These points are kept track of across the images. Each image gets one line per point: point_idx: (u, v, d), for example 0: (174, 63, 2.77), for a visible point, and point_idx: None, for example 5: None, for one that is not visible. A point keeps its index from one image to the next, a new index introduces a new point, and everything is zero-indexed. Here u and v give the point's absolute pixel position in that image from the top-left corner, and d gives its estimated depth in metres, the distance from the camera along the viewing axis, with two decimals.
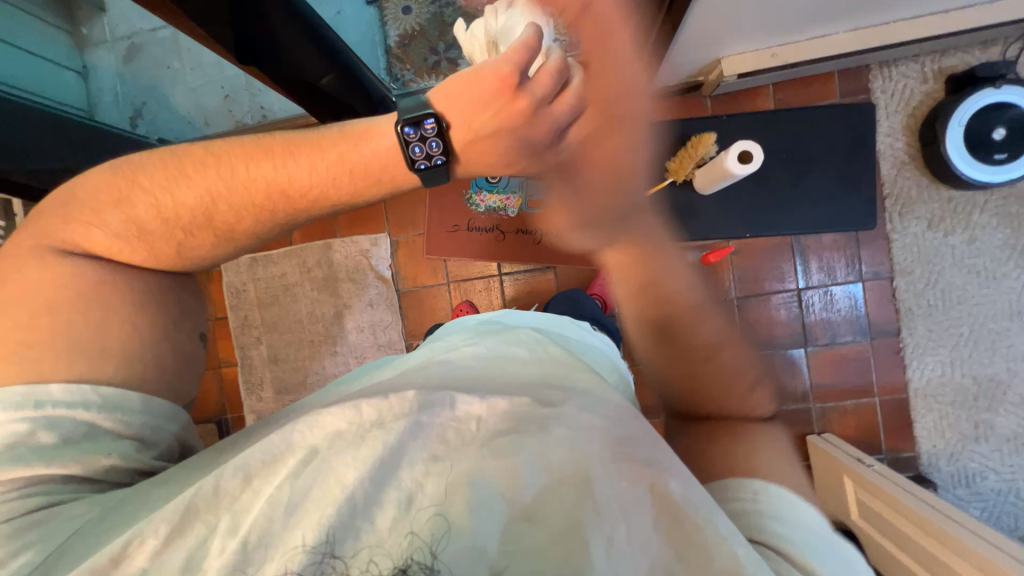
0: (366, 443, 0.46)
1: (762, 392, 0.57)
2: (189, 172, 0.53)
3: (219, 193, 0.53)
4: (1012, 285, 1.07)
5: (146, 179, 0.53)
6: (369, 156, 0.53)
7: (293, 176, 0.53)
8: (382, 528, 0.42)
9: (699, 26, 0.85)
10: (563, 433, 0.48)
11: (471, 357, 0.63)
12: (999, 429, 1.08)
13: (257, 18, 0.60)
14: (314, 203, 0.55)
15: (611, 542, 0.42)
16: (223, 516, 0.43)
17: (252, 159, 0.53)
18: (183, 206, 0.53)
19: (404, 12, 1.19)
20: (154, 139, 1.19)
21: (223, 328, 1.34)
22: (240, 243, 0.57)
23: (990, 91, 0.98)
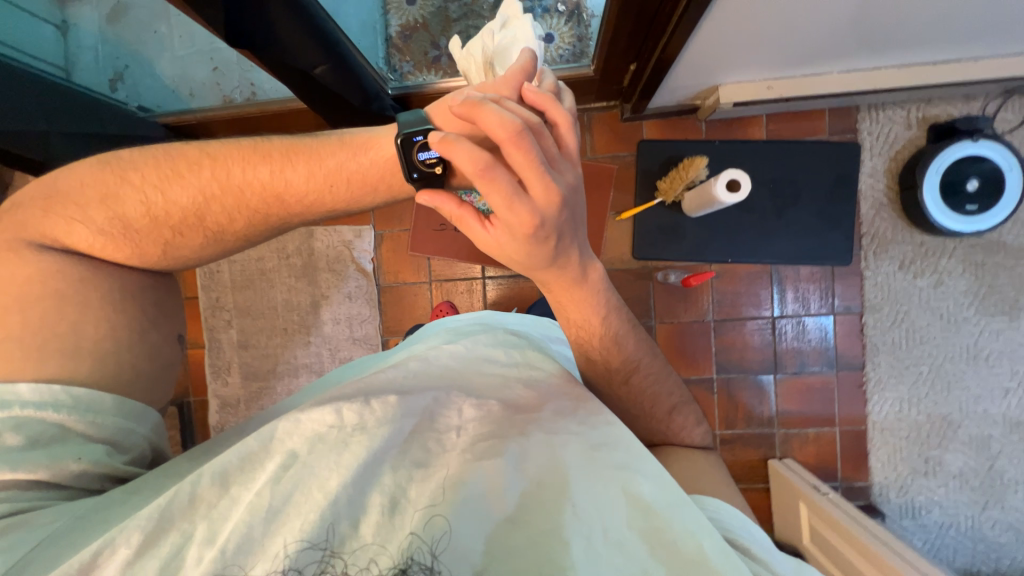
0: (350, 448, 0.44)
1: (678, 415, 0.71)
2: (183, 171, 0.51)
3: (213, 193, 0.51)
4: (971, 330, 1.11)
5: (137, 175, 0.51)
6: (367, 163, 0.51)
7: (288, 180, 0.51)
8: (367, 533, 0.41)
9: (700, 50, 0.86)
10: (540, 444, 0.49)
11: (448, 359, 0.61)
12: (947, 466, 1.13)
13: (254, 8, 0.57)
14: (308, 206, 0.53)
15: (593, 540, 0.43)
16: (200, 524, 0.40)
17: (249, 162, 0.52)
18: (174, 205, 0.51)
19: (408, 3, 1.17)
20: (133, 106, 1.14)
21: (193, 308, 1.30)
22: (230, 244, 0.55)
23: (967, 144, 1.02)
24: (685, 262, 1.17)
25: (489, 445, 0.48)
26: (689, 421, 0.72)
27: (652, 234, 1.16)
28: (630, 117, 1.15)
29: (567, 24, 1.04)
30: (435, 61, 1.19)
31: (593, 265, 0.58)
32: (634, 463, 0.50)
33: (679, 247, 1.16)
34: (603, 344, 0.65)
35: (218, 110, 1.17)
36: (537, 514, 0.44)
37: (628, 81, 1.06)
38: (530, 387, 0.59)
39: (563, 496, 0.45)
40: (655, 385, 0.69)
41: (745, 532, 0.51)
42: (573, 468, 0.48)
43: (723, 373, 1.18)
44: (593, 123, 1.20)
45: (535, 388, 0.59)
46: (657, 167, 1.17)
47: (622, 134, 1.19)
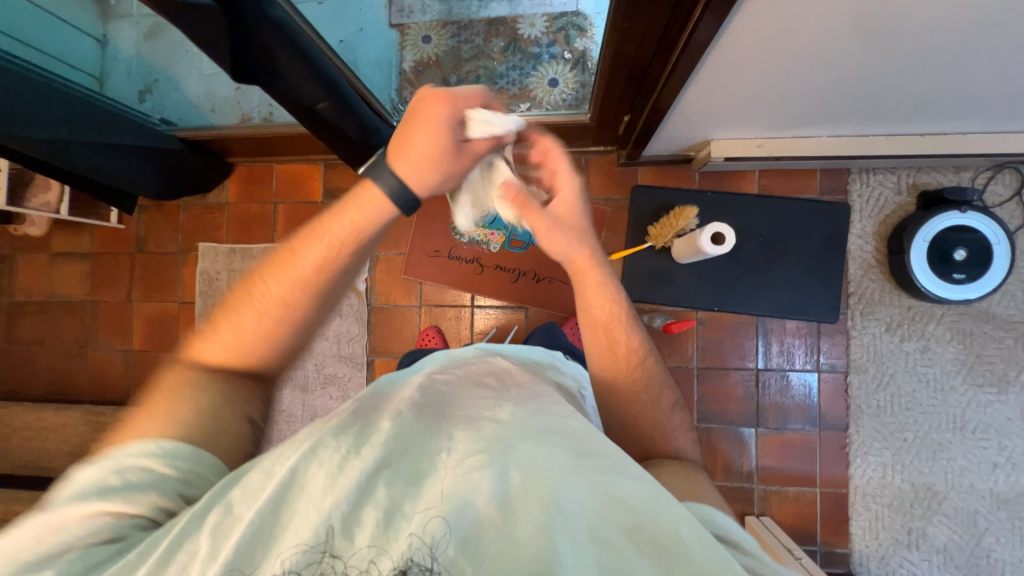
0: (345, 472, 0.45)
1: (681, 429, 0.73)
2: (231, 311, 0.60)
3: (258, 305, 0.59)
4: (959, 399, 1.10)
5: (206, 335, 0.61)
6: (353, 229, 0.58)
7: (307, 257, 0.58)
8: (361, 543, 0.42)
9: (690, 108, 0.89)
10: (526, 452, 0.49)
11: (442, 387, 0.62)
12: (931, 539, 1.09)
13: (259, 50, 0.62)
14: (338, 272, 0.59)
15: (581, 543, 0.42)
16: (203, 542, 0.43)
17: (272, 270, 0.60)
18: (238, 331, 0.59)
19: (423, 41, 1.19)
20: (157, 118, 1.19)
21: (189, 312, 1.33)
22: (292, 332, 0.60)
23: (955, 214, 1.03)
24: (672, 307, 1.18)
25: (480, 458, 0.48)
26: (673, 448, 0.71)
27: (640, 276, 1.18)
28: (626, 163, 1.19)
29: (573, 71, 1.11)
30: None
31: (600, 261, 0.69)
32: (619, 464, 0.49)
33: (666, 292, 1.17)
34: (607, 335, 0.70)
35: (235, 128, 1.21)
36: (523, 521, 0.44)
37: (623, 131, 1.10)
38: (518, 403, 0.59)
39: (549, 503, 0.45)
40: (636, 405, 0.71)
41: (740, 534, 0.52)
42: (558, 472, 0.47)
43: (704, 422, 1.17)
44: (590, 165, 1.25)
45: (525, 404, 0.58)
46: (649, 212, 1.19)
47: (617, 178, 1.23)
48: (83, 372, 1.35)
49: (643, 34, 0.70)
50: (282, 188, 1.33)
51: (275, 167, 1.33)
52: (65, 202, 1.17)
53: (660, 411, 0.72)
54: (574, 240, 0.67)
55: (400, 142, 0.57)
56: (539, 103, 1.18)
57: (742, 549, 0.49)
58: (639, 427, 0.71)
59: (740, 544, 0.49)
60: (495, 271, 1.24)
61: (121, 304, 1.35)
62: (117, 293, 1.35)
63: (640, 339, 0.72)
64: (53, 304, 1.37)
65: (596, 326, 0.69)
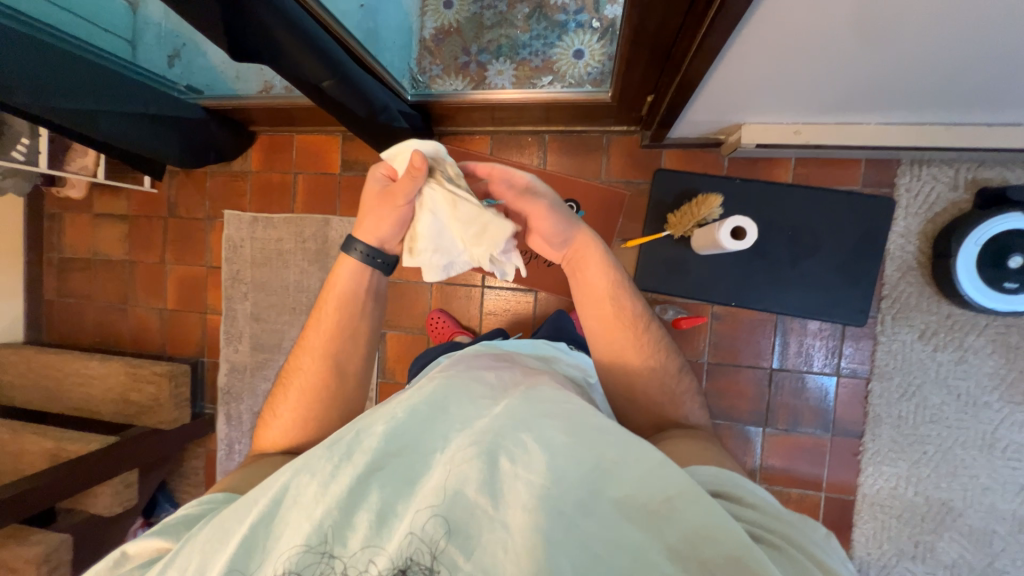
0: (335, 479, 0.47)
1: (687, 398, 0.73)
2: (289, 388, 0.76)
3: (308, 371, 0.75)
4: (991, 416, 1.03)
5: (276, 415, 0.75)
6: (339, 294, 0.76)
7: (323, 323, 0.76)
8: (357, 545, 0.44)
9: (717, 92, 0.82)
10: (515, 439, 0.48)
11: (441, 380, 0.58)
12: (939, 554, 1.06)
13: (256, 27, 0.59)
14: (350, 321, 0.76)
15: (569, 522, 0.43)
16: (194, 559, 0.47)
17: (306, 344, 0.77)
18: (302, 394, 0.74)
19: (445, 6, 1.11)
20: (183, 86, 1.16)
21: (216, 277, 1.40)
22: (344, 370, 0.76)
23: (1016, 216, 0.92)
24: (686, 299, 1.14)
25: (470, 449, 0.47)
26: (682, 414, 0.72)
27: (655, 266, 1.14)
28: (649, 144, 1.13)
29: (600, 42, 1.00)
30: (463, 67, 1.15)
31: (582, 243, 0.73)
32: (610, 434, 0.49)
33: (681, 284, 1.13)
34: (611, 304, 0.72)
35: (256, 99, 1.19)
36: (513, 509, 0.44)
37: (647, 111, 1.03)
38: (515, 389, 0.57)
39: (540, 490, 0.44)
40: (644, 374, 0.72)
41: (743, 487, 0.52)
42: (549, 455, 0.46)
43: (710, 417, 1.15)
44: (611, 145, 1.19)
45: (523, 391, 0.56)
46: (671, 198, 1.14)
47: (639, 161, 1.17)
48: (124, 327, 1.46)
49: (664, 11, 0.64)
50: (302, 158, 1.34)
51: (296, 137, 1.34)
52: (101, 167, 1.23)
53: (666, 376, 0.73)
54: (551, 218, 0.70)
55: (367, 224, 0.70)
56: (562, 76, 1.09)
57: (741, 502, 0.51)
58: (646, 398, 0.72)
59: (744, 500, 0.51)
60: None
61: (156, 266, 1.43)
62: (151, 255, 1.43)
63: (640, 305, 0.74)
64: (96, 263, 1.47)
65: (598, 298, 0.72)
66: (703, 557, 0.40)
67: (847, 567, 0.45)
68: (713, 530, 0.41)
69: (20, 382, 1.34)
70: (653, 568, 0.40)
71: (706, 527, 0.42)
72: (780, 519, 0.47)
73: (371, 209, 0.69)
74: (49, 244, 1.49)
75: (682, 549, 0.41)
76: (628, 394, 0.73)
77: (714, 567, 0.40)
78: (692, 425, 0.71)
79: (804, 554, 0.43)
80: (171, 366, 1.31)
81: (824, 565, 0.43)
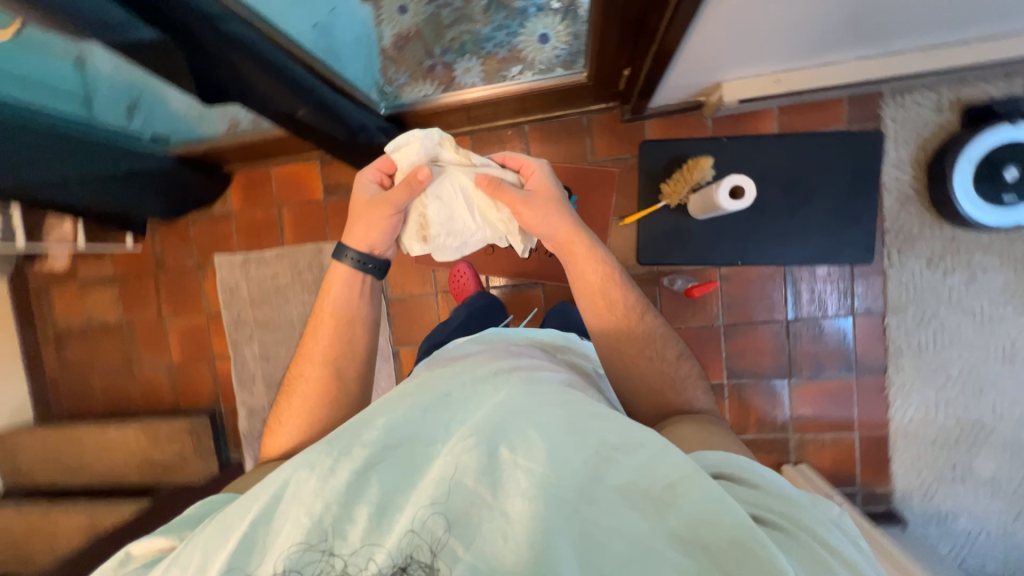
0: (335, 474, 0.46)
1: (694, 385, 0.73)
2: (291, 397, 0.74)
3: (310, 376, 0.73)
4: (1008, 330, 1.04)
5: (278, 427, 0.72)
6: (334, 297, 0.75)
7: (321, 328, 0.75)
8: (356, 540, 0.43)
9: (694, 53, 0.80)
10: (516, 426, 0.47)
11: (444, 375, 0.59)
12: (977, 472, 1.07)
13: (225, 68, 0.56)
14: (348, 324, 0.75)
15: (573, 508, 0.42)
16: (194, 557, 0.45)
17: (306, 350, 0.76)
18: (305, 401, 0.72)
19: (399, 12, 0.99)
20: (147, 136, 1.09)
21: (217, 323, 1.37)
22: (346, 375, 0.74)
23: (1005, 128, 0.92)
24: (692, 266, 1.14)
25: (470, 439, 0.46)
26: (687, 401, 0.71)
27: (656, 238, 1.13)
28: (631, 118, 1.12)
29: (564, 22, 0.96)
30: (430, 71, 1.10)
31: (581, 238, 0.72)
32: (612, 421, 0.48)
33: (685, 252, 1.12)
34: (604, 295, 0.72)
35: (226, 139, 1.17)
36: (513, 494, 0.43)
37: (624, 85, 1.01)
38: (517, 376, 0.56)
39: (539, 475, 0.43)
40: (642, 362, 0.72)
41: (753, 466, 0.51)
42: (548, 441, 0.46)
43: (734, 378, 1.15)
44: (593, 125, 1.17)
45: (525, 378, 0.56)
46: (661, 168, 1.13)
47: (623, 135, 1.15)
48: (134, 389, 1.44)
49: None
50: (283, 190, 1.31)
51: (273, 169, 1.31)
52: (80, 233, 1.20)
53: (666, 364, 0.72)
54: (555, 211, 0.71)
55: (359, 232, 0.72)
56: (530, 64, 1.07)
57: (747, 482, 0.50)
58: (649, 387, 0.72)
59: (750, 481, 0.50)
60: (505, 250, 1.22)
61: (154, 322, 1.40)
62: (148, 312, 1.41)
63: (636, 296, 0.74)
64: (93, 328, 1.44)
65: (589, 287, 0.73)
66: (707, 542, 0.39)
67: (860, 554, 0.42)
68: (717, 515, 0.40)
69: (41, 463, 1.33)
70: (658, 554, 0.39)
71: (708, 510, 0.40)
72: (785, 501, 0.46)
73: (362, 215, 0.71)
74: (42, 320, 1.46)
75: (684, 534, 0.40)
76: (632, 389, 0.72)
77: (720, 553, 0.38)
78: (698, 410, 0.70)
79: (809, 535, 0.42)
80: (189, 421, 1.29)
81: (834, 549, 0.41)
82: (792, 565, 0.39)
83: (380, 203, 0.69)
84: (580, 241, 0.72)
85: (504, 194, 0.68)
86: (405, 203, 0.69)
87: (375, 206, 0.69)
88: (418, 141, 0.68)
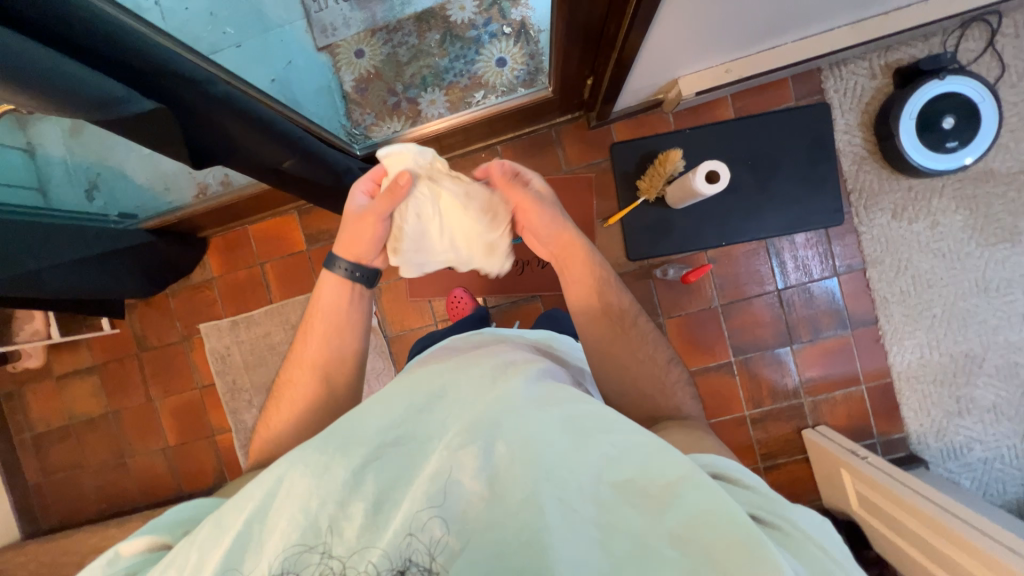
0: (330, 471, 0.45)
1: (682, 391, 0.72)
2: (281, 402, 0.72)
3: (301, 381, 0.71)
4: (976, 263, 1.11)
5: (266, 432, 0.70)
6: (324, 303, 0.74)
7: (312, 334, 0.74)
8: (350, 538, 0.43)
9: (651, 56, 0.85)
10: (514, 423, 0.47)
11: (438, 371, 0.57)
12: (979, 401, 1.13)
13: (211, 130, 0.59)
14: (336, 331, 0.73)
15: (569, 507, 0.42)
16: (191, 556, 0.44)
17: (297, 356, 0.74)
18: (294, 407, 0.69)
19: (357, 56, 1.13)
20: (115, 215, 1.09)
21: (212, 394, 1.31)
22: (336, 384, 0.72)
23: (935, 83, 1.01)
24: (681, 255, 1.17)
25: (465, 435, 0.46)
26: (676, 405, 0.70)
27: (642, 234, 1.17)
28: (597, 124, 1.16)
29: (517, 45, 1.06)
30: (396, 107, 1.14)
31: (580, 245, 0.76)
32: (611, 420, 0.48)
33: (671, 242, 1.16)
34: (600, 297, 0.74)
35: (197, 205, 1.16)
36: (510, 487, 0.44)
37: (588, 93, 1.06)
38: (513, 370, 0.55)
39: (535, 466, 0.44)
40: (632, 364, 0.71)
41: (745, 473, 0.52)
42: (544, 437, 0.46)
43: (741, 354, 1.18)
44: (562, 136, 1.20)
45: (523, 372, 0.55)
46: (633, 166, 1.17)
47: (592, 142, 1.19)
48: (129, 480, 1.35)
49: None
50: (263, 247, 1.29)
51: (250, 228, 1.28)
52: (52, 325, 1.14)
53: (655, 368, 0.72)
54: (556, 217, 0.74)
55: (344, 241, 0.72)
56: (492, 87, 1.10)
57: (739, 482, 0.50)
58: (640, 391, 0.70)
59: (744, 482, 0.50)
60: (498, 268, 1.23)
61: (142, 406, 1.33)
62: (135, 397, 1.33)
63: (629, 301, 0.76)
64: (75, 425, 1.35)
65: (584, 288, 0.74)
66: (706, 541, 0.39)
67: (842, 550, 0.45)
68: (717, 516, 0.39)
69: None
70: (655, 553, 0.39)
71: (707, 512, 0.40)
72: (777, 503, 0.48)
73: (348, 225, 0.70)
74: (17, 426, 1.36)
75: (684, 533, 0.40)
76: (625, 393, 0.70)
77: (717, 550, 0.38)
78: (687, 416, 0.69)
79: (801, 534, 0.44)
80: None
81: (826, 549, 0.43)
82: (792, 561, 0.40)
83: (366, 213, 0.68)
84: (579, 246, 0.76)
85: (516, 192, 0.72)
86: (386, 216, 0.68)
87: (361, 216, 0.68)
88: (413, 154, 0.67)
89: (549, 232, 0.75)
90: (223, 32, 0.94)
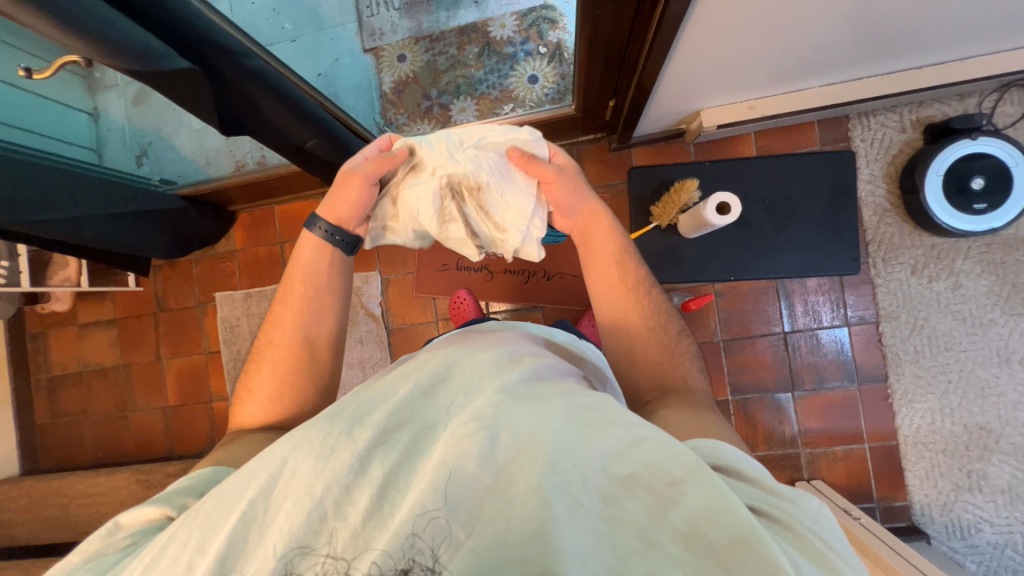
0: (336, 455, 0.43)
1: (691, 362, 0.70)
2: (261, 366, 0.72)
3: (281, 345, 0.71)
4: (999, 332, 1.06)
5: (252, 394, 0.71)
6: (303, 266, 0.74)
7: (292, 297, 0.73)
8: (355, 522, 0.41)
9: (673, 83, 0.87)
10: (519, 413, 0.45)
11: (445, 353, 0.57)
12: (993, 479, 1.06)
13: (240, 96, 0.66)
14: (315, 296, 0.73)
15: (574, 500, 0.40)
16: (194, 532, 0.43)
17: (276, 320, 0.74)
18: (276, 370, 0.70)
19: (399, 60, 1.18)
20: (156, 180, 1.18)
21: (216, 361, 1.36)
22: (316, 346, 0.72)
23: (967, 142, 0.99)
24: (687, 283, 1.17)
25: (470, 425, 0.44)
26: (683, 374, 0.68)
27: (651, 258, 1.16)
28: (617, 147, 1.18)
29: (550, 65, 1.09)
30: (427, 111, 1.19)
31: (596, 216, 0.73)
32: (612, 415, 0.46)
33: (679, 270, 1.16)
34: (619, 273, 0.72)
35: (231, 177, 1.21)
36: (516, 481, 0.41)
37: (610, 115, 1.08)
38: (520, 360, 0.54)
39: (541, 460, 0.41)
40: (644, 341, 0.69)
41: (745, 461, 0.48)
42: (550, 431, 0.43)
43: (739, 395, 1.15)
44: (582, 155, 1.23)
45: (528, 364, 0.53)
46: (648, 192, 1.18)
47: (611, 163, 1.21)
48: (127, 434, 1.40)
49: (615, 20, 0.69)
50: (286, 227, 1.35)
51: (276, 208, 1.35)
52: (84, 274, 1.21)
53: (666, 338, 0.70)
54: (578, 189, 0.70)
55: (330, 200, 0.70)
56: (522, 102, 1.15)
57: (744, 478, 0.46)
58: (648, 357, 0.69)
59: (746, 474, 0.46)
60: (504, 275, 1.25)
61: (152, 363, 1.39)
62: (146, 353, 1.39)
63: (645, 272, 0.74)
64: (87, 373, 1.42)
65: (605, 264, 0.72)
66: (709, 539, 0.37)
67: (846, 545, 0.41)
68: (721, 512, 0.38)
69: (31, 514, 1.28)
70: (659, 549, 0.37)
71: (710, 508, 0.39)
72: (780, 495, 0.44)
73: (336, 190, 0.69)
74: (35, 366, 1.44)
75: (687, 530, 0.38)
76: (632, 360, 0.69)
77: (720, 549, 0.37)
78: (693, 385, 0.67)
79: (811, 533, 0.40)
80: (184, 464, 1.25)
81: (833, 548, 0.40)
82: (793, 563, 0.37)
83: (354, 175, 0.66)
84: (596, 219, 0.73)
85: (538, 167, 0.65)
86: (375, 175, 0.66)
87: (349, 177, 0.66)
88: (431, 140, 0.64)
89: (576, 209, 0.72)
90: (282, 27, 1.02)
